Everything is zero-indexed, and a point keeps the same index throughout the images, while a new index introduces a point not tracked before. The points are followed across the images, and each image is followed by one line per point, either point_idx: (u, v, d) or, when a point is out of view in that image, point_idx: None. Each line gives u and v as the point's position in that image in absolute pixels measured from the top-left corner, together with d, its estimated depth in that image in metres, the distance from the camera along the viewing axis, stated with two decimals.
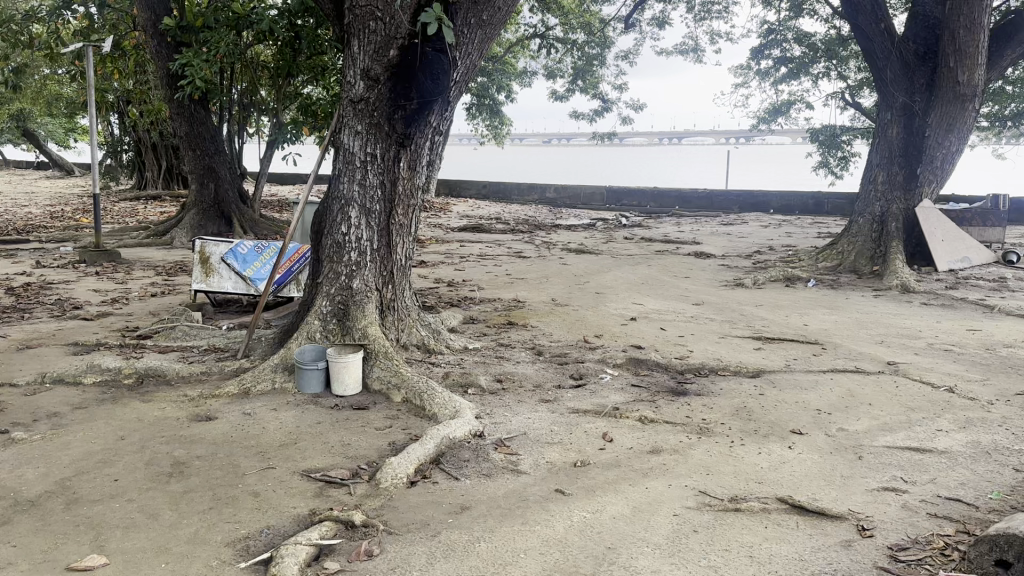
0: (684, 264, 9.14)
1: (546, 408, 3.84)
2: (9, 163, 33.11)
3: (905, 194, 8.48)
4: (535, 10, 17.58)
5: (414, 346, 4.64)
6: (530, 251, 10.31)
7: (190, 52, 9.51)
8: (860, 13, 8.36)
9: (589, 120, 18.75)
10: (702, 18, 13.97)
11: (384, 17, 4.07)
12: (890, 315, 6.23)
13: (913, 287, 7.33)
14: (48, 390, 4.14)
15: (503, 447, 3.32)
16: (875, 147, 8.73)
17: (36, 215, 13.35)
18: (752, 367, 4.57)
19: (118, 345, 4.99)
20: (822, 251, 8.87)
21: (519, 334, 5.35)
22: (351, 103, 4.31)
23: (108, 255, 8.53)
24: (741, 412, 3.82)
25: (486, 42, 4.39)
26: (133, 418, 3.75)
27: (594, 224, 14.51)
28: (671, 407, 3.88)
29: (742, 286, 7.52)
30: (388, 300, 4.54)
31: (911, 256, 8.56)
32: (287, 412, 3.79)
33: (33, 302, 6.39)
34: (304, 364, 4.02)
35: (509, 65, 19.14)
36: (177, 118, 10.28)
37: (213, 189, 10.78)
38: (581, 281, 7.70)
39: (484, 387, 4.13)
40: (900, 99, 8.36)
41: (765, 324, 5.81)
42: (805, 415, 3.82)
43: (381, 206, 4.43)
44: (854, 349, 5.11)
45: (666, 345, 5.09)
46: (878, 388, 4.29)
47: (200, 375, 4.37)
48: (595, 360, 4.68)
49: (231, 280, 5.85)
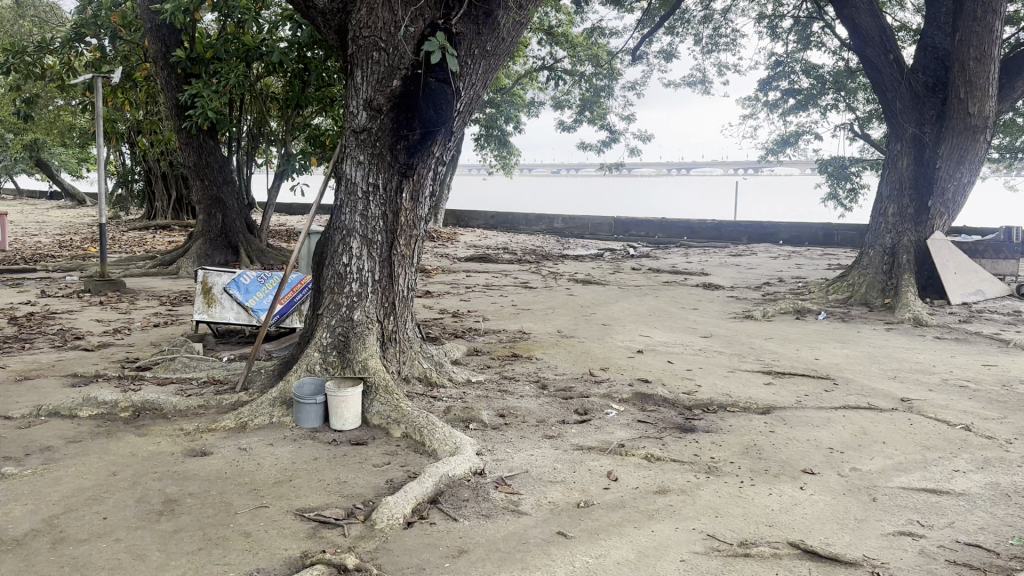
0: (692, 296, 9.05)
1: (549, 444, 3.73)
2: (22, 193, 33.38)
3: (916, 227, 8.38)
4: (543, 43, 17.71)
5: (416, 379, 4.55)
6: (537, 282, 10.23)
7: (199, 84, 9.57)
8: (868, 44, 8.30)
9: (597, 151, 18.79)
10: (709, 50, 14.02)
11: (387, 48, 4.04)
12: (903, 349, 6.11)
13: (925, 320, 7.21)
14: (43, 423, 4.06)
15: (504, 486, 3.22)
16: (885, 179, 8.66)
17: (45, 244, 13.38)
18: (762, 403, 4.46)
19: (116, 377, 4.92)
20: (832, 283, 8.75)
21: (524, 367, 5.25)
22: (353, 134, 4.27)
23: (113, 285, 8.50)
24: (750, 451, 3.71)
25: (490, 72, 4.35)
26: (127, 452, 3.66)
27: (602, 255, 14.45)
28: (678, 444, 3.77)
29: (751, 319, 7.41)
30: (390, 332, 4.47)
31: (923, 288, 8.43)
32: (284, 448, 3.69)
33: (34, 332, 6.34)
34: (303, 398, 3.93)
35: (518, 96, 19.23)
36: (186, 148, 10.31)
37: (220, 219, 10.76)
38: (588, 312, 7.62)
39: (487, 422, 4.02)
40: (910, 130, 8.31)
41: (775, 358, 5.70)
42: (817, 454, 3.70)
43: (383, 237, 4.36)
44: (867, 385, 4.98)
45: (673, 379, 4.98)
46: (893, 426, 4.17)
47: (198, 409, 4.29)
48: (600, 395, 4.57)
49: (232, 311, 5.78)
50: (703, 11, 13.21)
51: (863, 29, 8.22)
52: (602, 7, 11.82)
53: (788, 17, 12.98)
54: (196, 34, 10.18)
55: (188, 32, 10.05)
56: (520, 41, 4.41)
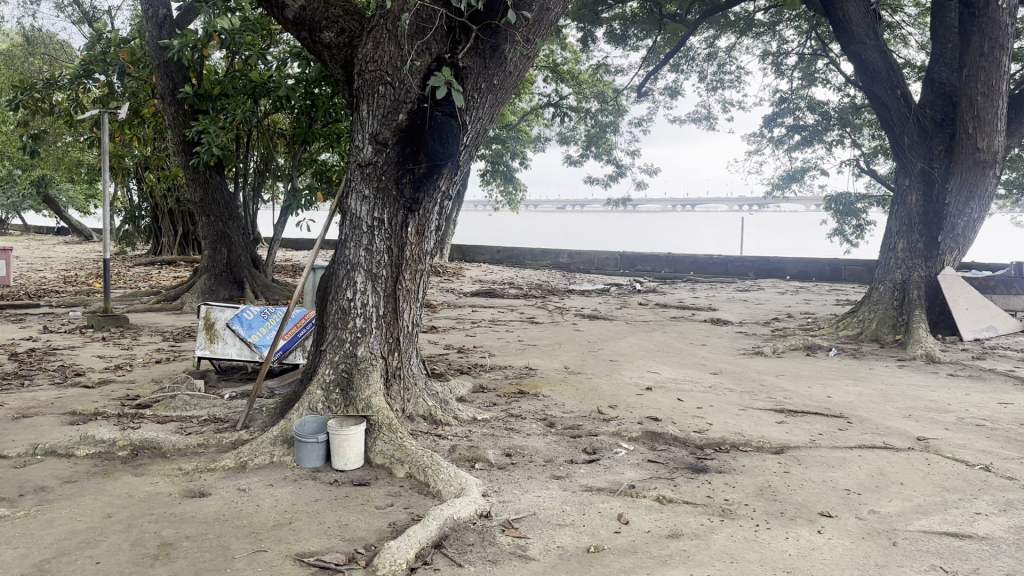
0: (700, 331, 8.95)
1: (557, 485, 3.63)
2: (30, 228, 33.57)
3: (927, 262, 8.28)
4: (547, 80, 17.87)
5: (421, 417, 4.44)
6: (543, 317, 10.15)
7: (206, 120, 9.60)
8: (874, 80, 8.29)
9: (604, 185, 18.82)
10: (714, 87, 14.09)
11: (393, 82, 4.02)
12: (916, 387, 5.98)
13: (938, 357, 7.10)
14: (39, 463, 3.97)
15: (511, 529, 3.11)
16: (894, 215, 8.60)
17: (51, 280, 13.38)
18: (775, 443, 4.34)
19: (116, 414, 4.83)
20: (843, 318, 8.65)
21: (531, 404, 5.14)
22: (359, 167, 4.24)
23: (116, 320, 8.43)
24: (765, 492, 3.59)
25: (497, 107, 4.31)
26: (123, 493, 3.56)
27: (608, 290, 14.37)
28: (690, 485, 3.66)
29: (761, 355, 7.31)
30: (394, 368, 4.38)
31: (935, 324, 8.31)
32: (284, 489, 3.59)
33: (35, 368, 6.26)
34: (305, 437, 3.83)
35: (524, 132, 19.34)
36: (193, 184, 10.36)
37: (226, 254, 10.72)
38: (595, 348, 7.52)
39: (493, 461, 3.92)
40: (919, 166, 8.28)
41: (786, 396, 5.59)
42: (834, 495, 3.58)
43: (388, 271, 4.30)
44: (882, 424, 4.86)
45: (683, 417, 4.86)
46: (910, 466, 4.05)
47: (197, 448, 4.19)
48: (609, 433, 4.46)
49: (235, 346, 5.71)
50: (708, 48, 13.30)
51: (870, 66, 8.21)
52: (606, 45, 11.90)
53: (792, 55, 13.04)
54: (204, 71, 10.27)
55: (196, 69, 10.12)
56: (527, 76, 4.37)
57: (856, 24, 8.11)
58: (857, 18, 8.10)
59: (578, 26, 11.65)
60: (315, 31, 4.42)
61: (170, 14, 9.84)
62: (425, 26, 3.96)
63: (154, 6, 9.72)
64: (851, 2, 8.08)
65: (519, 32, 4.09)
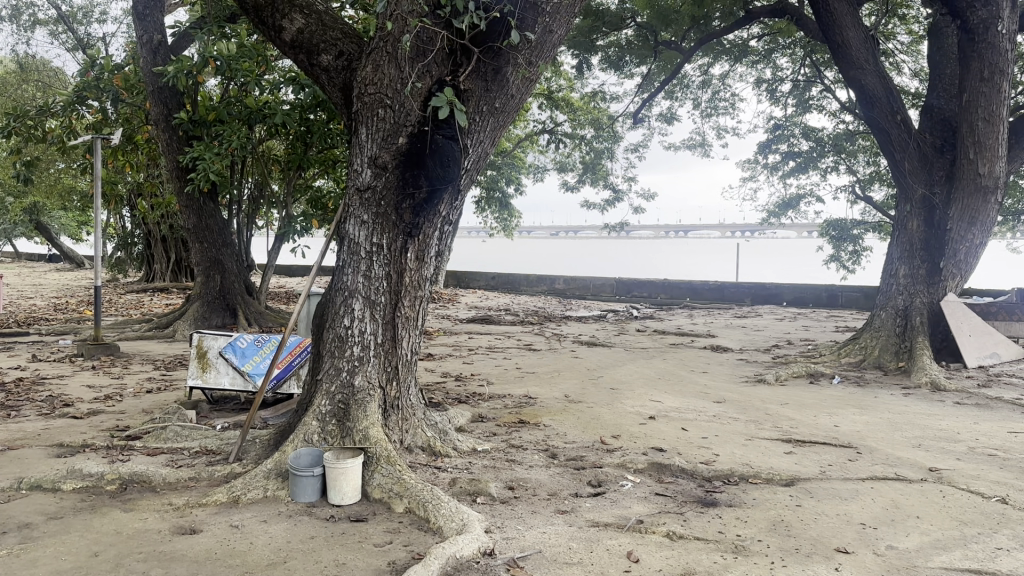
0: (700, 359, 8.83)
1: (562, 520, 3.49)
2: (20, 256, 33.39)
3: (928, 288, 8.20)
4: (543, 107, 17.91)
5: (419, 449, 4.31)
6: (541, 344, 10.02)
7: (201, 146, 9.53)
8: (875, 106, 8.27)
9: (601, 211, 18.78)
10: (709, 113, 14.12)
11: (393, 105, 3.94)
12: (924, 416, 5.87)
13: (943, 385, 7.00)
14: (22, 498, 3.81)
15: (516, 568, 2.98)
16: (895, 242, 8.56)
17: (41, 308, 13.21)
18: (785, 475, 4.22)
19: (105, 447, 4.68)
20: (844, 345, 8.56)
21: (531, 434, 5.00)
22: (357, 192, 4.13)
23: (106, 348, 8.28)
24: (778, 528, 3.46)
25: (499, 130, 4.23)
26: (111, 530, 3.42)
27: (605, 316, 14.28)
28: (700, 520, 3.53)
29: (764, 383, 7.20)
30: (392, 398, 4.26)
31: (937, 351, 8.18)
32: (278, 525, 3.45)
33: (23, 398, 6.11)
34: (300, 471, 3.69)
35: (519, 159, 19.38)
36: (186, 211, 10.28)
37: (218, 281, 10.59)
38: (595, 376, 7.39)
39: (495, 495, 3.78)
40: (919, 191, 8.26)
41: (793, 425, 5.46)
42: (849, 530, 3.46)
43: (387, 298, 4.18)
44: (893, 454, 4.74)
45: (689, 448, 4.74)
46: (926, 498, 3.93)
47: (188, 481, 4.04)
48: (614, 465, 4.33)
49: (228, 375, 5.58)
50: (702, 76, 13.34)
51: (870, 92, 8.21)
52: (602, 71, 11.87)
53: (786, 82, 13.09)
54: (199, 97, 10.22)
55: (190, 95, 10.08)
56: (531, 98, 4.28)
57: (855, 50, 8.12)
58: (857, 45, 8.12)
59: (573, 54, 11.63)
60: (312, 54, 4.34)
61: (165, 40, 9.81)
62: (426, 49, 3.88)
63: (149, 33, 9.69)
64: (851, 28, 8.09)
65: (522, 54, 4.01)
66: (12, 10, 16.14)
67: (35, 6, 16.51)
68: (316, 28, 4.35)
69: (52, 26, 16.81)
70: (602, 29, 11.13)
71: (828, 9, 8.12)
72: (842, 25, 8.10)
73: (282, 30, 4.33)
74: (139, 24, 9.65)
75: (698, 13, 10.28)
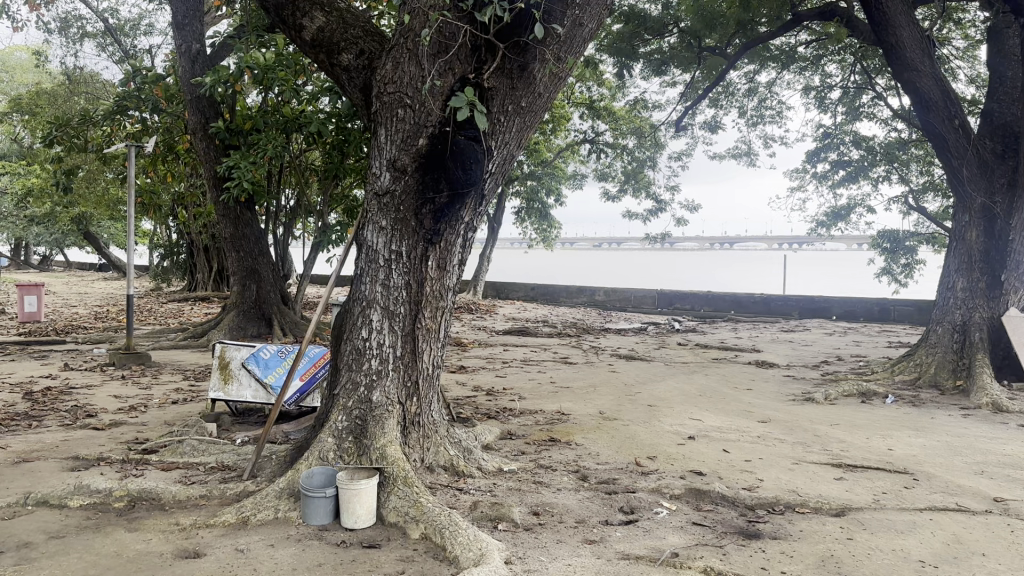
0: (745, 374, 8.46)
1: (589, 551, 3.22)
2: (71, 266, 34.01)
3: (987, 302, 7.74)
4: (585, 115, 17.68)
5: (441, 468, 4.09)
6: (578, 357, 9.76)
7: (237, 155, 9.46)
8: (931, 111, 7.86)
9: (643, 221, 18.43)
10: (755, 122, 13.73)
11: (413, 104, 3.74)
12: (985, 439, 5.48)
13: (1005, 406, 6.56)
14: (27, 515, 3.65)
15: None
16: (951, 253, 8.12)
17: (82, 316, 13.29)
18: (835, 504, 3.89)
19: (120, 460, 4.53)
20: (897, 361, 8.16)
21: (562, 454, 4.73)
22: (375, 197, 3.93)
23: (138, 358, 8.22)
24: (828, 564, 3.14)
25: (525, 131, 4.00)
26: (111, 552, 3.23)
27: (645, 329, 13.94)
28: (741, 555, 3.23)
29: (811, 401, 6.85)
30: (412, 415, 4.03)
31: (998, 370, 7.65)
32: (285, 550, 3.24)
33: (47, 409, 5.99)
34: (311, 492, 3.48)
35: (560, 169, 19.11)
36: (223, 219, 10.21)
37: (255, 290, 10.49)
38: (632, 391, 7.08)
39: (517, 521, 3.52)
40: (979, 200, 7.86)
41: (843, 448, 5.11)
42: (907, 568, 3.13)
43: (406, 308, 3.97)
44: (953, 482, 4.38)
45: (731, 472, 4.43)
46: (992, 533, 3.57)
47: (199, 499, 3.85)
48: (648, 490, 4.03)
49: (251, 387, 5.40)
50: (749, 82, 12.96)
51: (926, 95, 7.81)
52: (645, 77, 11.55)
53: (836, 89, 12.68)
54: (237, 107, 10.16)
55: (228, 104, 10.02)
56: (560, 96, 4.05)
57: (910, 51, 7.71)
58: (912, 44, 7.70)
59: (613, 61, 11.33)
60: (333, 53, 4.16)
61: (203, 49, 9.73)
62: (448, 44, 3.67)
63: (187, 43, 9.61)
64: (905, 28, 7.69)
65: (549, 48, 3.77)
66: (61, 23, 16.40)
67: (84, 19, 16.77)
68: (337, 26, 4.17)
69: (100, 39, 17.07)
70: (644, 35, 10.91)
71: (880, 8, 7.73)
72: (896, 25, 7.70)
73: (302, 29, 4.17)
74: (178, 34, 9.60)
75: (744, 17, 9.86)
